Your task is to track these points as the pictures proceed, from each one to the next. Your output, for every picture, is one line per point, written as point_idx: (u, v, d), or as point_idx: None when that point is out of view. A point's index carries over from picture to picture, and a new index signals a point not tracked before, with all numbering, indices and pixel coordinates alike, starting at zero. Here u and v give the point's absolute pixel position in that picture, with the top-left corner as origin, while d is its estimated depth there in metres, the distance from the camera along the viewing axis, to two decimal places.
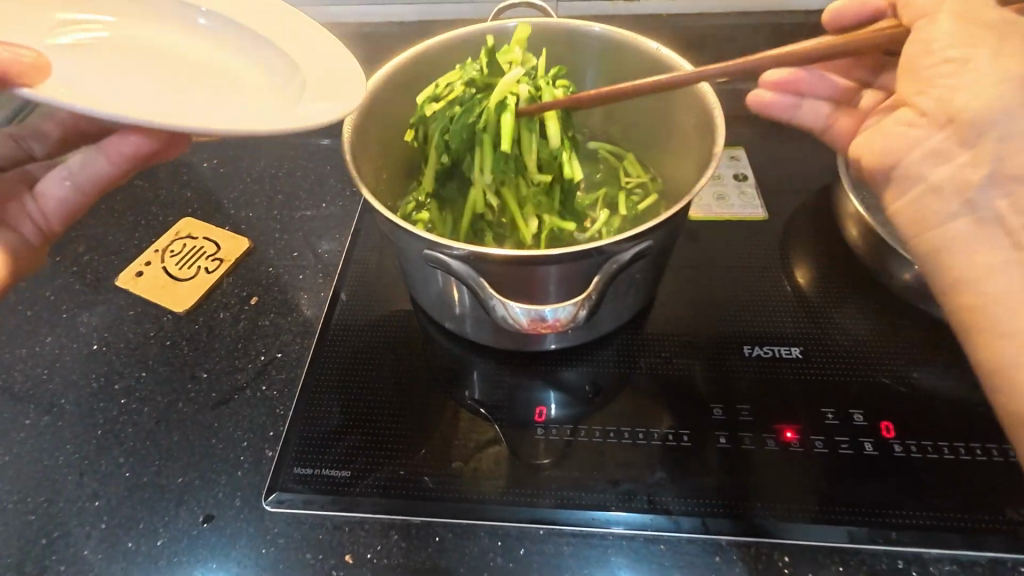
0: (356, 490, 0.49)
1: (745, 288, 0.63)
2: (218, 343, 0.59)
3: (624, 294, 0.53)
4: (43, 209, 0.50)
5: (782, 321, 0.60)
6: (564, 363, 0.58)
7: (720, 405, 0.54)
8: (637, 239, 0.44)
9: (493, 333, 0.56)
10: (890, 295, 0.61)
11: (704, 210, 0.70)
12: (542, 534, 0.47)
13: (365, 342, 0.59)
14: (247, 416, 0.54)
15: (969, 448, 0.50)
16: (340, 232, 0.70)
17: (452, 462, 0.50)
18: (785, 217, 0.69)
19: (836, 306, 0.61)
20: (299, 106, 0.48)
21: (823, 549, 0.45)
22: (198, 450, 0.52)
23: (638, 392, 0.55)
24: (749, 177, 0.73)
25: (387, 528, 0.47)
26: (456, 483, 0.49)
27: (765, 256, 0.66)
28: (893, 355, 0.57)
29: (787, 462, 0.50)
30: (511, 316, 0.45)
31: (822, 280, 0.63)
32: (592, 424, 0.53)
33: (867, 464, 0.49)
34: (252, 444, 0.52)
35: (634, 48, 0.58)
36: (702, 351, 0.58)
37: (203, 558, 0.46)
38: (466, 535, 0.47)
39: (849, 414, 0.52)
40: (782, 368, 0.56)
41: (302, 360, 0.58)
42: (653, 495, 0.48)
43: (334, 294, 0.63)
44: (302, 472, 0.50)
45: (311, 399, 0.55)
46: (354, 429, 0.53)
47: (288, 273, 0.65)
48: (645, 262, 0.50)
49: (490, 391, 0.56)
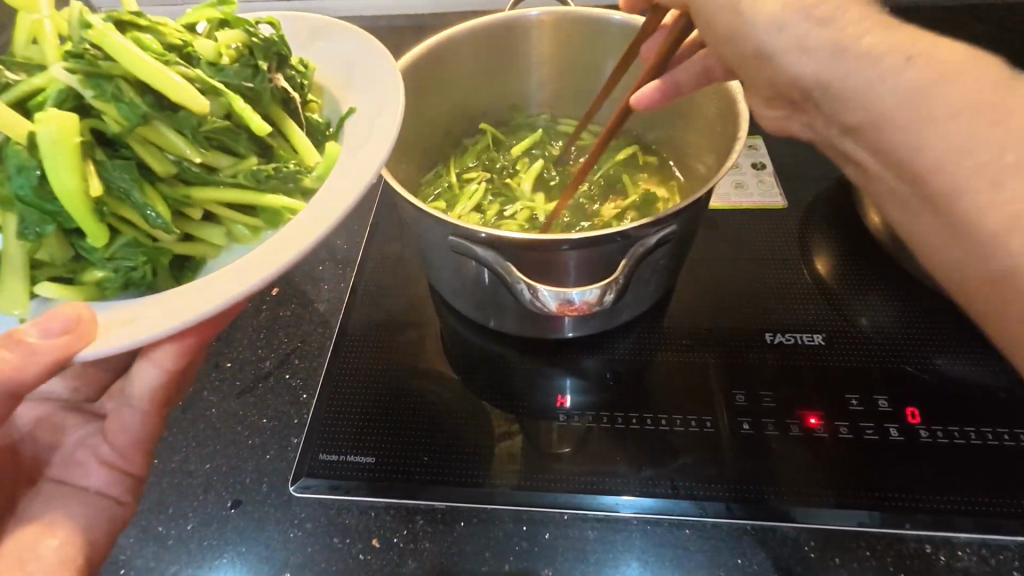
0: (380, 477, 0.49)
1: (766, 275, 0.63)
2: (243, 336, 0.60)
3: (646, 280, 0.53)
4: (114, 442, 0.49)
5: (803, 309, 0.60)
6: (584, 352, 0.58)
7: (742, 392, 0.53)
8: (662, 223, 0.44)
9: (516, 321, 0.56)
10: (912, 279, 0.61)
11: (722, 200, 0.69)
12: (566, 520, 0.47)
13: (385, 331, 0.60)
14: (272, 404, 0.54)
15: (996, 434, 0.50)
16: (357, 225, 0.70)
17: (471, 451, 0.51)
18: (803, 206, 0.69)
19: (856, 294, 0.61)
20: (368, 140, 0.46)
21: (849, 533, 0.45)
22: (228, 436, 0.53)
23: (659, 381, 0.55)
24: (766, 165, 0.72)
25: (413, 513, 0.47)
26: (477, 469, 0.50)
27: (785, 244, 0.65)
28: (916, 338, 0.57)
29: (812, 447, 0.50)
30: (539, 300, 0.44)
31: (842, 265, 0.63)
32: (614, 410, 0.53)
33: (892, 449, 0.49)
34: (277, 431, 0.53)
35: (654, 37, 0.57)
36: (723, 340, 0.58)
37: (231, 541, 0.47)
38: (489, 520, 0.47)
39: (874, 400, 0.52)
40: (803, 356, 0.56)
41: (325, 350, 0.58)
42: (676, 482, 0.48)
43: (353, 286, 0.64)
44: (327, 458, 0.50)
45: (333, 390, 0.55)
46: (378, 418, 0.53)
47: (308, 265, 0.66)
48: (668, 248, 0.50)
49: (511, 381, 0.56)
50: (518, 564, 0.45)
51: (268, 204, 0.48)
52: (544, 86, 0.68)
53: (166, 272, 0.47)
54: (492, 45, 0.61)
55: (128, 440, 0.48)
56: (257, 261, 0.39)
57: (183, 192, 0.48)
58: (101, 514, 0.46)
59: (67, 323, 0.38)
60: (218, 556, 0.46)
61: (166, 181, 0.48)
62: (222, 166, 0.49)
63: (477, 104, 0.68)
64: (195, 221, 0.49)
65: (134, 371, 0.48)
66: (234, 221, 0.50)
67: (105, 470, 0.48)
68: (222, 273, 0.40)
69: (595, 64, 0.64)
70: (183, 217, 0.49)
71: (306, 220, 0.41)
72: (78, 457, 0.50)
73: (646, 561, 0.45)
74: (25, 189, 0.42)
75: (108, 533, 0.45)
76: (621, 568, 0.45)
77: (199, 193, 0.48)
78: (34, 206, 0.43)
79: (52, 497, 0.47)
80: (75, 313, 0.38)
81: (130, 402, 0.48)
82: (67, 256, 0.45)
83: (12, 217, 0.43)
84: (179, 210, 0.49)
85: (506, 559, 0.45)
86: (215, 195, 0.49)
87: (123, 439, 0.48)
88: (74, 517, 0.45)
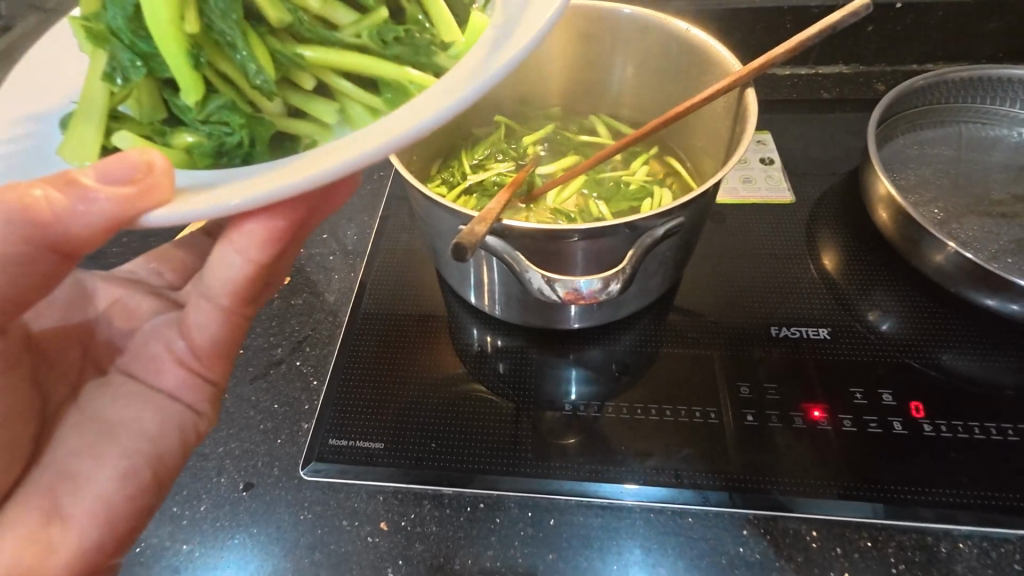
0: (389, 462, 0.50)
1: (772, 270, 0.63)
2: (254, 324, 0.61)
3: (653, 272, 0.54)
4: (191, 341, 0.49)
5: (809, 302, 0.60)
6: (590, 343, 0.59)
7: (746, 384, 0.54)
8: (669, 215, 0.44)
9: (524, 312, 0.57)
10: (923, 278, 0.61)
11: (729, 194, 0.69)
12: (571, 505, 0.48)
13: (393, 322, 0.61)
14: (284, 390, 0.56)
15: (1001, 429, 0.50)
16: (368, 216, 0.71)
17: (504, 440, 0.51)
18: (810, 202, 0.69)
19: (862, 291, 0.61)
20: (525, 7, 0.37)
21: (850, 524, 0.46)
22: (240, 420, 0.54)
23: (663, 372, 0.56)
24: (774, 160, 0.72)
25: (421, 498, 0.48)
26: (509, 454, 0.50)
27: (791, 240, 0.65)
28: (926, 336, 0.57)
29: (815, 439, 0.50)
30: (547, 289, 0.44)
31: (850, 262, 0.63)
32: (620, 400, 0.54)
33: (896, 443, 0.49)
34: (288, 417, 0.54)
35: (666, 31, 0.57)
36: (727, 332, 0.58)
37: (243, 523, 0.48)
38: (496, 506, 0.48)
39: (879, 394, 0.52)
40: (808, 349, 0.56)
41: (335, 338, 0.59)
42: (681, 471, 0.49)
43: (363, 276, 0.65)
44: (337, 443, 0.51)
45: (343, 376, 0.56)
46: (389, 404, 0.54)
47: (318, 255, 0.67)
48: (675, 240, 0.50)
49: (518, 371, 0.57)
50: (523, 549, 0.46)
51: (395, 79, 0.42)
52: (552, 80, 0.68)
53: (264, 145, 0.41)
54: None
55: (208, 346, 0.49)
56: (354, 141, 0.32)
57: (297, 51, 0.42)
58: (174, 420, 0.47)
59: (135, 171, 0.33)
60: (231, 535, 0.47)
61: (278, 34, 0.41)
62: (343, 22, 0.43)
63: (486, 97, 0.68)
64: (306, 92, 0.43)
65: (215, 259, 0.45)
66: (354, 100, 0.43)
67: (185, 375, 0.49)
68: (318, 151, 0.33)
69: (605, 60, 0.64)
70: (294, 85, 0.43)
71: (421, 101, 0.32)
72: (150, 351, 0.51)
73: (649, 547, 0.46)
74: (119, 22, 0.38)
75: (181, 442, 0.47)
76: (625, 553, 0.45)
77: (315, 55, 0.42)
78: (128, 44, 0.39)
79: (122, 393, 0.49)
80: (144, 159, 0.34)
81: (207, 296, 0.47)
82: (158, 113, 0.42)
83: (102, 55, 0.40)
84: (291, 76, 0.43)
85: (512, 544, 0.46)
86: (328, 59, 0.42)
87: (202, 340, 0.49)
88: (147, 420, 0.47)
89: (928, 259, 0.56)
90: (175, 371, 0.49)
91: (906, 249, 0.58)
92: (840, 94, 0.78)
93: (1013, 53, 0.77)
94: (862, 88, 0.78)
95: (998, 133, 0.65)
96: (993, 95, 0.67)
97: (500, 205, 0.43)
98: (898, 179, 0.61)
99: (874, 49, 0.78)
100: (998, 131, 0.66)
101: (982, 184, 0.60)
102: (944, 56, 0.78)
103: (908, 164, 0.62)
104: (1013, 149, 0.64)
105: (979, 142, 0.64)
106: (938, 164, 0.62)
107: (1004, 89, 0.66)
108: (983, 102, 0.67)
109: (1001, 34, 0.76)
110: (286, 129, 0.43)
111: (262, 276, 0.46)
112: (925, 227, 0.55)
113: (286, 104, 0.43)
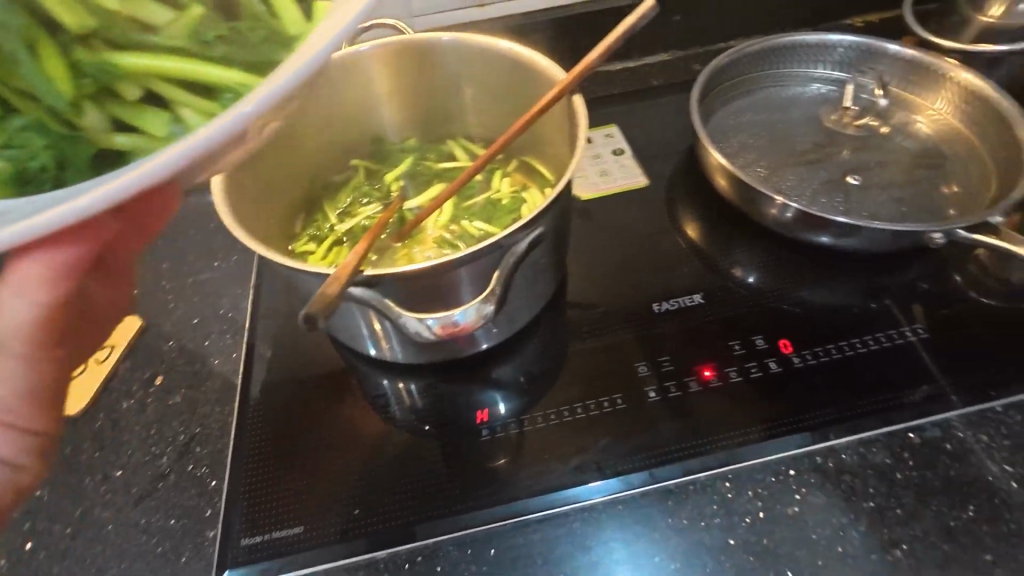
0: (312, 543, 0.47)
1: (647, 252, 0.67)
2: (128, 438, 0.55)
3: (532, 282, 0.55)
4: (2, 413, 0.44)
5: (681, 273, 0.65)
6: (495, 363, 0.59)
7: (644, 362, 0.57)
8: (528, 228, 0.46)
9: (425, 349, 0.56)
10: (765, 229, 0.68)
11: (592, 189, 0.73)
12: (508, 530, 0.47)
13: (290, 394, 0.57)
14: (176, 502, 0.50)
15: (852, 345, 0.57)
16: (240, 288, 0.66)
17: (428, 485, 0.50)
18: (663, 182, 0.75)
19: (724, 252, 0.67)
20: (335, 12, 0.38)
21: (759, 466, 0.49)
22: (132, 551, 0.48)
23: (567, 372, 0.58)
24: (625, 150, 0.78)
25: (355, 571, 0.46)
26: (436, 497, 0.50)
27: (656, 220, 0.71)
28: (780, 279, 0.64)
29: (711, 397, 0.54)
30: (424, 328, 0.45)
31: (707, 228, 0.70)
32: (540, 410, 0.55)
33: (775, 380, 0.55)
34: (188, 531, 0.48)
35: (488, 51, 0.59)
36: (616, 318, 0.61)
37: None
38: (433, 554, 0.46)
39: (753, 342, 0.58)
40: (688, 317, 0.61)
41: (227, 430, 0.54)
42: (602, 464, 0.51)
43: (246, 355, 0.60)
44: (249, 542, 0.47)
45: (245, 468, 0.52)
46: (301, 482, 0.51)
47: (192, 343, 0.62)
48: (543, 247, 0.52)
49: (435, 408, 0.56)
50: None
51: (229, 79, 0.37)
52: (397, 115, 0.68)
53: (77, 167, 0.37)
54: (331, 83, 0.61)
55: (22, 402, 0.45)
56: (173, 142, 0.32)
57: (109, 60, 0.37)
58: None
59: None
60: None
61: (88, 41, 0.37)
62: (158, 22, 0.38)
63: (340, 144, 0.67)
64: (129, 103, 0.38)
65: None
66: (183, 103, 0.38)
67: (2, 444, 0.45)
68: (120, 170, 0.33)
69: (441, 87, 0.66)
70: (114, 96, 0.38)
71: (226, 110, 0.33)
72: None
73: (589, 545, 0.46)
74: None
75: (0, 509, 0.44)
76: (569, 559, 0.46)
77: (132, 61, 0.37)
78: None
79: None
80: None
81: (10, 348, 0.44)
82: None
83: None
84: (110, 84, 0.38)
85: None
86: (138, 61, 0.37)
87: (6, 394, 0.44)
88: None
89: (765, 214, 0.63)
90: (3, 435, 0.44)
91: (747, 208, 0.65)
92: (667, 80, 0.86)
93: (796, 21, 0.89)
94: (684, 72, 0.87)
95: (787, 95, 0.74)
96: (778, 61, 0.75)
97: (357, 257, 0.40)
98: (725, 148, 0.68)
99: (686, 36, 0.86)
100: (788, 92, 0.74)
101: (790, 139, 0.69)
102: (744, 33, 0.89)
103: (730, 134, 0.70)
104: (805, 105, 0.73)
105: (775, 104, 0.73)
106: (752, 128, 0.70)
107: (781, 56, 0.75)
108: (770, 69, 0.75)
109: (782, 6, 0.87)
110: (103, 145, 0.38)
111: (57, 317, 0.45)
112: (755, 188, 0.61)
113: (110, 117, 0.38)
